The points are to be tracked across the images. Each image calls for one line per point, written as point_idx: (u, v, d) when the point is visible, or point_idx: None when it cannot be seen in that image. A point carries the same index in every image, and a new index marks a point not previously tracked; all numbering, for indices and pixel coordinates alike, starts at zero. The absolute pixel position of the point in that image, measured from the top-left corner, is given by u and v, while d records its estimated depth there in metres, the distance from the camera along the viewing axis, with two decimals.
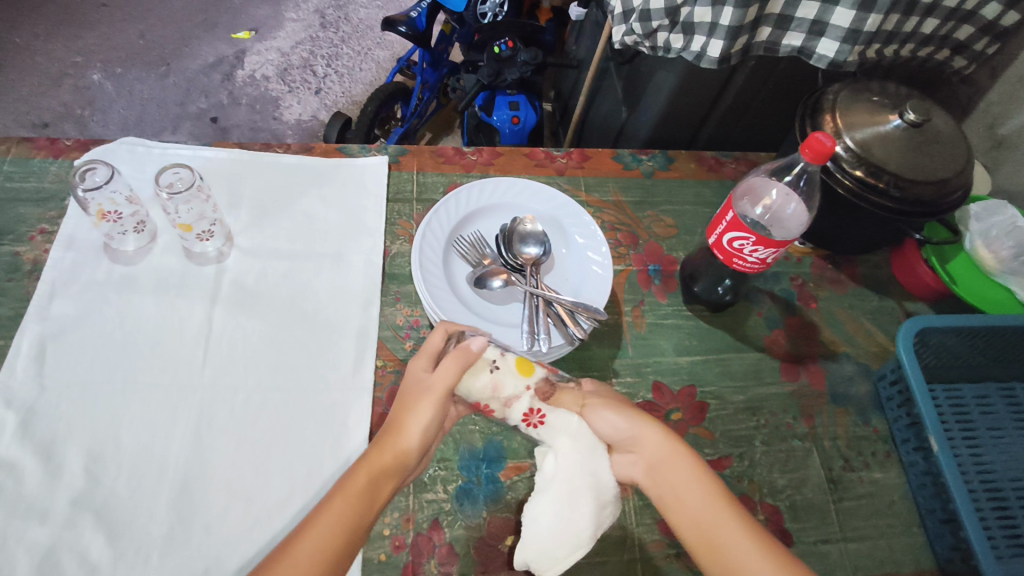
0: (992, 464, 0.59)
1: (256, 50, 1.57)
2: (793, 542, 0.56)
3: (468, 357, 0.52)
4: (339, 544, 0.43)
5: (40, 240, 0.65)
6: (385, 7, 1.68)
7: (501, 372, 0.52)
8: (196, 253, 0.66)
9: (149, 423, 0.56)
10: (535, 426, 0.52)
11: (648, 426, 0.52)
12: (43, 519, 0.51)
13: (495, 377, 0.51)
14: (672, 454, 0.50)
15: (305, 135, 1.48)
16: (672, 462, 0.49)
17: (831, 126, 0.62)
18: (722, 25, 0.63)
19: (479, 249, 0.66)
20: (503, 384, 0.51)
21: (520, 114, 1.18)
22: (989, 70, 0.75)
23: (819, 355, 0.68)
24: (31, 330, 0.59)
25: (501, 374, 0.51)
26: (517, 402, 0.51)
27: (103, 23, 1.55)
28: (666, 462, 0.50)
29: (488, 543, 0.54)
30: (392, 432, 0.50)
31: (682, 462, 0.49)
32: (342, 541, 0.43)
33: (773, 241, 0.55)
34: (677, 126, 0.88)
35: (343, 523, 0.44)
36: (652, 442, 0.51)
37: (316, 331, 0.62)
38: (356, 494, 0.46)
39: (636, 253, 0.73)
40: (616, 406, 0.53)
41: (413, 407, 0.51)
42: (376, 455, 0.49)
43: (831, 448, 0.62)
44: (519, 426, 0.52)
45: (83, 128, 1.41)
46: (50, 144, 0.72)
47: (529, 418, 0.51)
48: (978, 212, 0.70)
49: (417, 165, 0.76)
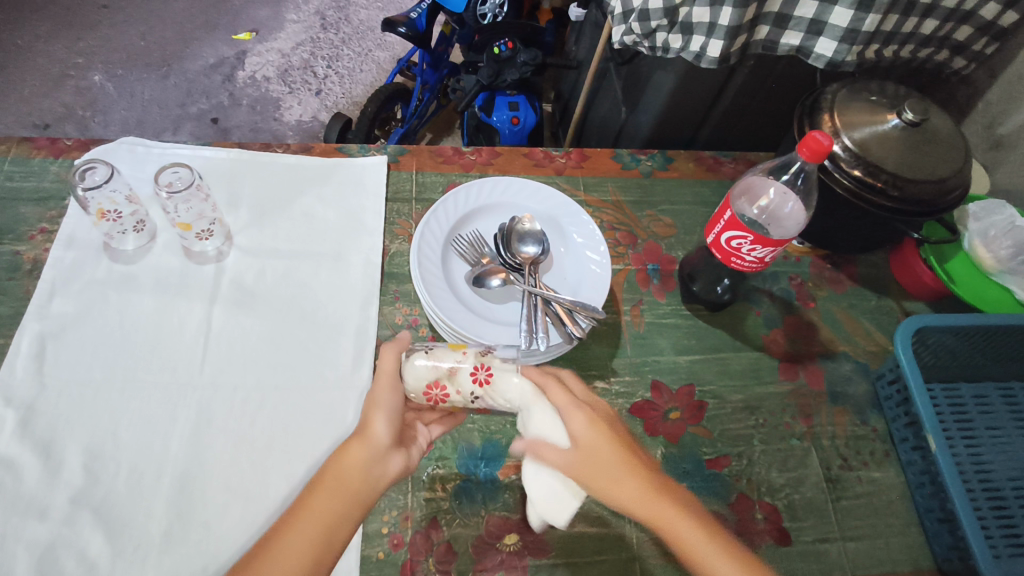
0: (991, 464, 0.59)
1: (257, 51, 1.57)
2: (791, 541, 0.56)
3: (402, 342, 0.51)
4: (314, 548, 0.41)
5: (40, 239, 0.66)
6: (385, 8, 1.69)
7: (434, 351, 0.50)
8: (195, 252, 0.66)
9: (148, 421, 0.56)
10: (487, 382, 0.49)
11: (632, 481, 0.43)
12: (42, 516, 0.51)
13: (430, 355, 0.50)
14: (663, 514, 0.42)
15: (306, 136, 1.48)
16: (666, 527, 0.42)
17: (829, 126, 0.62)
18: (721, 25, 0.63)
19: (477, 249, 0.66)
20: (440, 356, 0.50)
21: (520, 114, 1.18)
22: (988, 70, 0.75)
23: (818, 355, 0.68)
24: (31, 329, 0.60)
25: (434, 351, 0.50)
26: (460, 366, 0.49)
27: (105, 25, 1.55)
28: (609, 473, 0.43)
29: (486, 542, 0.54)
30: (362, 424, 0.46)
31: (678, 523, 0.42)
32: (317, 544, 0.41)
33: (770, 240, 0.55)
34: (676, 126, 0.88)
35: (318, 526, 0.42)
36: (640, 505, 0.43)
37: (314, 330, 0.63)
38: (329, 494, 0.43)
39: (635, 253, 0.73)
40: (598, 461, 0.44)
41: (376, 401, 0.47)
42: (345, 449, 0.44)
43: (830, 447, 0.62)
44: (475, 389, 0.49)
45: (84, 129, 1.41)
46: (50, 143, 0.73)
47: (477, 376, 0.49)
48: (976, 211, 0.70)
49: (416, 165, 0.76)
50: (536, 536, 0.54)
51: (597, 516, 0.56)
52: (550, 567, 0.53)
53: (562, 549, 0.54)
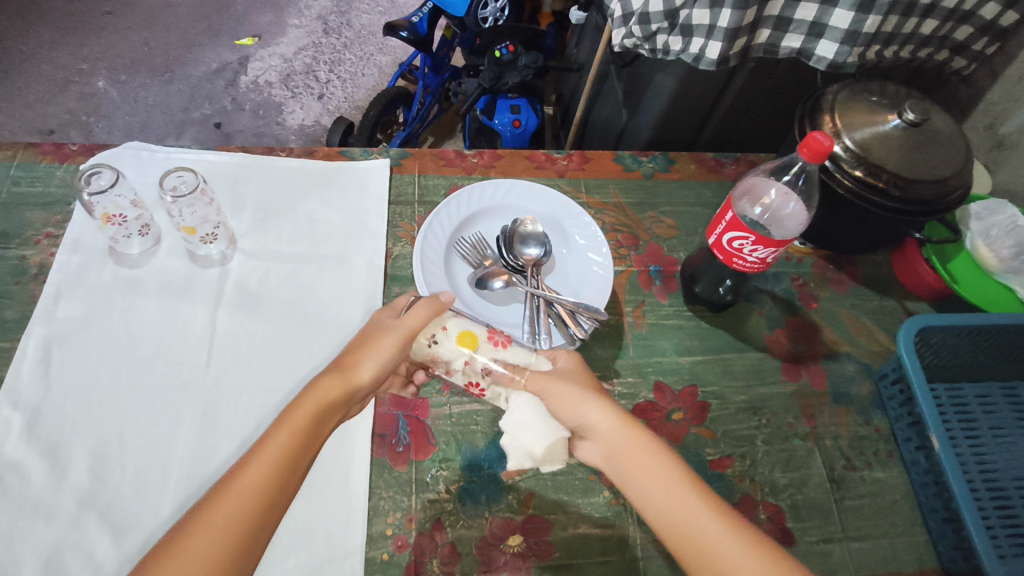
0: (994, 463, 0.59)
1: (259, 56, 1.58)
2: (795, 541, 0.56)
3: (438, 308, 0.53)
4: (279, 476, 0.42)
5: (46, 244, 0.66)
6: (386, 13, 1.70)
7: (441, 344, 0.52)
8: (199, 256, 0.67)
9: (153, 423, 0.56)
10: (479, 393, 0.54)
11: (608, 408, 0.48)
12: (48, 518, 0.51)
13: (433, 350, 0.53)
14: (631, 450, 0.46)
15: (308, 139, 1.48)
16: (629, 452, 0.46)
17: (830, 126, 0.62)
18: (720, 27, 0.64)
19: (480, 250, 0.66)
20: (442, 357, 0.53)
21: (521, 117, 1.18)
22: (989, 70, 0.75)
23: (820, 355, 0.68)
24: (37, 332, 0.60)
25: (440, 347, 0.52)
26: (456, 372, 0.53)
27: (109, 31, 1.57)
28: (618, 445, 0.46)
29: (490, 543, 0.54)
30: (345, 366, 0.49)
31: (638, 452, 0.45)
32: (281, 472, 0.42)
33: (772, 241, 0.55)
34: (678, 128, 0.88)
35: (282, 459, 0.43)
36: (611, 432, 0.47)
37: (318, 332, 0.63)
38: (298, 428, 0.44)
39: (637, 254, 0.73)
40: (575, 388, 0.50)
41: (374, 348, 0.50)
42: (321, 387, 0.47)
43: (833, 447, 0.62)
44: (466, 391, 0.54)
45: (88, 134, 1.42)
46: (56, 149, 0.73)
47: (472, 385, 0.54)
48: (978, 211, 0.70)
49: (418, 168, 0.76)
50: (540, 538, 0.54)
51: (600, 517, 0.56)
52: (553, 569, 0.53)
53: (565, 550, 0.54)
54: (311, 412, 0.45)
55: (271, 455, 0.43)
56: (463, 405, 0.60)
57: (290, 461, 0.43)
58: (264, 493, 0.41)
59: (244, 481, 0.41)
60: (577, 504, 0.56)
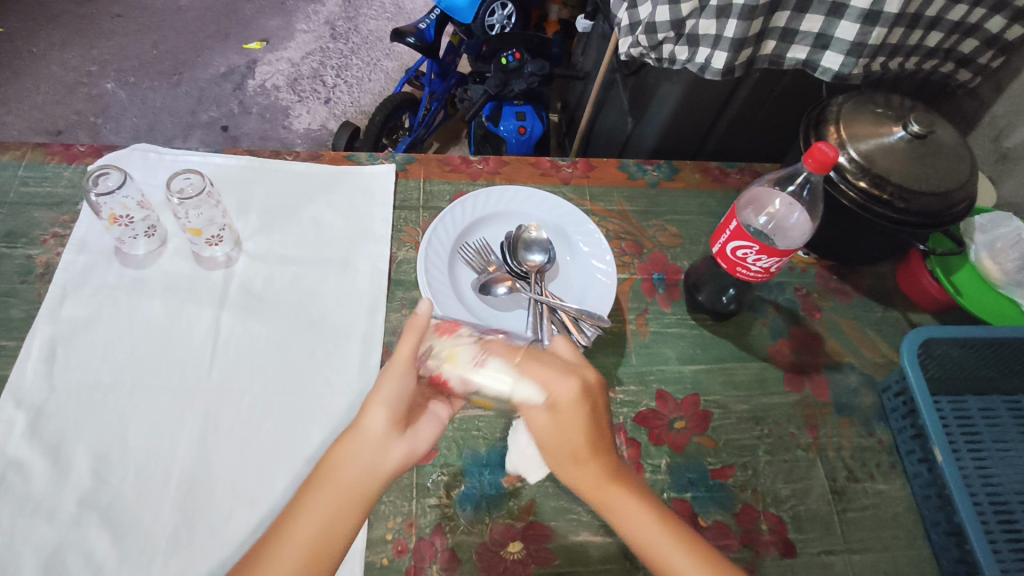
0: (998, 476, 0.59)
1: (267, 60, 1.59)
2: (796, 552, 0.56)
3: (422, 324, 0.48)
4: (320, 553, 0.42)
5: (52, 243, 0.66)
6: (394, 19, 1.71)
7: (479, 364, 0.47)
8: (205, 258, 0.67)
9: (155, 424, 0.56)
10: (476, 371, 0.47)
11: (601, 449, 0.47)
12: (49, 519, 0.51)
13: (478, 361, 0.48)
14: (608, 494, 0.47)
15: (314, 143, 1.49)
16: (607, 499, 0.47)
17: (835, 137, 0.62)
18: (726, 37, 0.64)
19: (484, 256, 0.66)
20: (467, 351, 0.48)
21: (527, 124, 1.19)
22: (994, 84, 0.75)
23: (823, 366, 0.68)
24: (42, 332, 0.60)
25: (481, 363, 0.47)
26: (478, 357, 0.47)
27: (118, 34, 1.58)
28: (598, 493, 0.47)
29: (491, 549, 0.53)
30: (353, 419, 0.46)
31: (616, 493, 0.47)
32: (325, 548, 0.42)
33: (776, 250, 0.55)
34: (682, 136, 0.89)
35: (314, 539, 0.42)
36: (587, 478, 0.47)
37: (322, 336, 0.63)
38: (330, 501, 0.43)
39: (640, 262, 0.73)
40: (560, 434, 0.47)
41: (379, 393, 0.46)
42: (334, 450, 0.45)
43: (836, 458, 0.62)
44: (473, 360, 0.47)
45: (95, 135, 1.43)
46: (65, 149, 0.74)
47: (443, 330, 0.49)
48: (982, 223, 0.69)
49: (423, 173, 0.76)
50: (539, 545, 0.54)
51: (601, 525, 0.55)
52: None
53: (565, 557, 0.54)
54: (324, 495, 0.43)
55: (300, 531, 0.42)
56: (464, 410, 0.60)
57: (325, 533, 0.42)
58: (314, 551, 0.42)
59: (286, 548, 0.42)
60: (578, 512, 0.56)
